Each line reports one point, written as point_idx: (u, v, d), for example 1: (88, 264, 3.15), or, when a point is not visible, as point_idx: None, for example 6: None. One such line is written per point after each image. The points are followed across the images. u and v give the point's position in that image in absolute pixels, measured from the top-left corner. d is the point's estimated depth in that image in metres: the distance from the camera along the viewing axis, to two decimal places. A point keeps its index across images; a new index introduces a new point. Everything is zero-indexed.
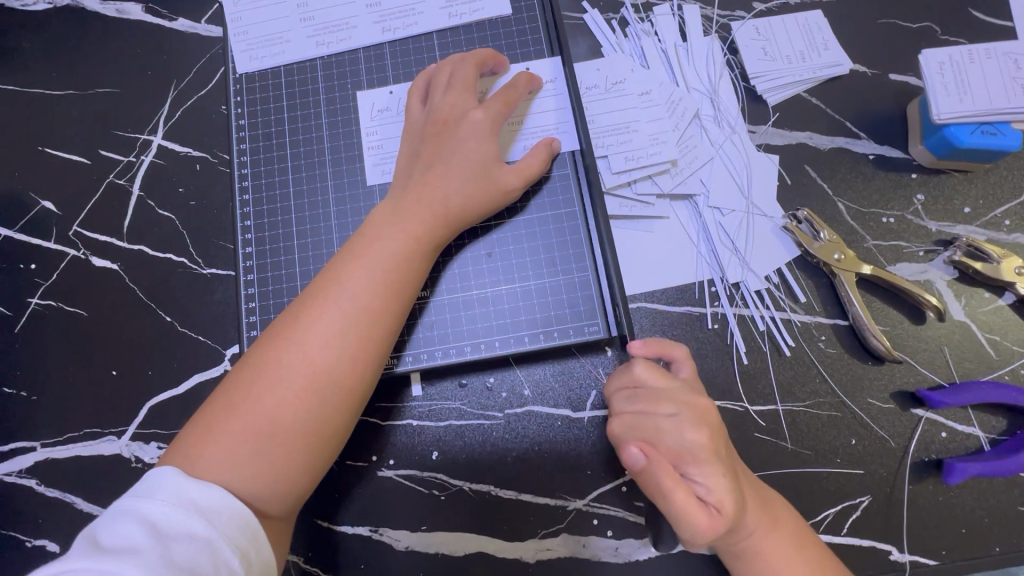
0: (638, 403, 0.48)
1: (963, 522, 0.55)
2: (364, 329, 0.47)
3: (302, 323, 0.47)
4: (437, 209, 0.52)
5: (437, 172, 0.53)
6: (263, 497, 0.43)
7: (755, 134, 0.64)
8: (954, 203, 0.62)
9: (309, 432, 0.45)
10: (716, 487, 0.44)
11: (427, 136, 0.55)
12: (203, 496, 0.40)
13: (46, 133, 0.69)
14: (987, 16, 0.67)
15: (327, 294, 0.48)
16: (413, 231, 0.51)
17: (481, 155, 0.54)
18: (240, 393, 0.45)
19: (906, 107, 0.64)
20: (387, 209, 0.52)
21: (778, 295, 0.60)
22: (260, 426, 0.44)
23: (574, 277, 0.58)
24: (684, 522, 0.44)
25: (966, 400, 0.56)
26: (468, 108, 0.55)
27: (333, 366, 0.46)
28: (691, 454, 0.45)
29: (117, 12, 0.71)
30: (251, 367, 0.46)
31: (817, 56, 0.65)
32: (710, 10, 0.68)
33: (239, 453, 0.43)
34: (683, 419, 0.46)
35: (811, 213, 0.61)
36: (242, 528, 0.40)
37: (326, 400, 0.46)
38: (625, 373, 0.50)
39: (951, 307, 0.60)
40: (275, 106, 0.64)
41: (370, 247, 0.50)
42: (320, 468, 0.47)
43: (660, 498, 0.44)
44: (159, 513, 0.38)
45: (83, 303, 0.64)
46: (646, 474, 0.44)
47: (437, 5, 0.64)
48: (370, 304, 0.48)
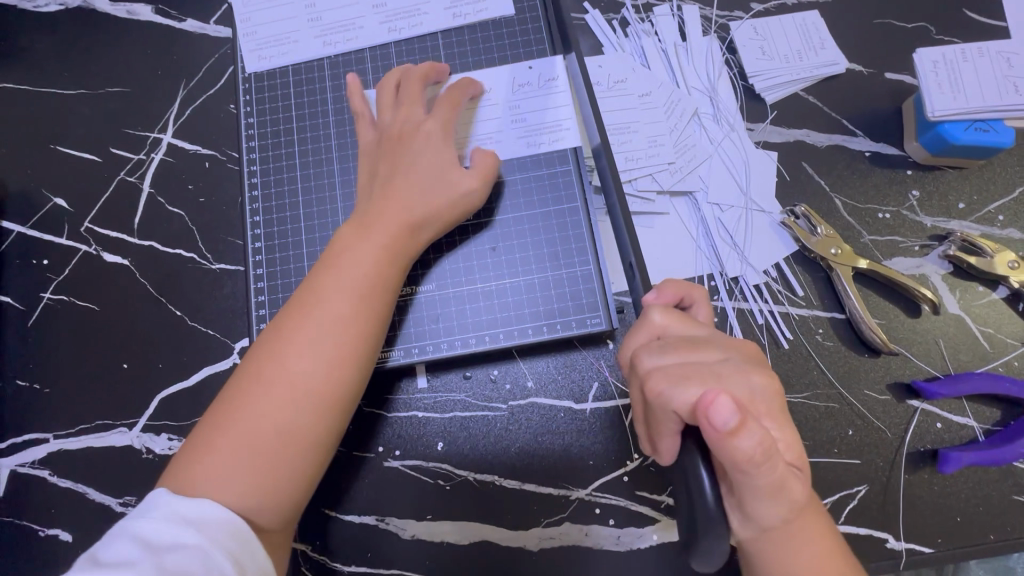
0: (676, 353, 0.40)
1: (958, 511, 0.57)
2: (346, 334, 0.48)
3: (276, 338, 0.48)
4: (402, 217, 0.53)
5: (401, 181, 0.55)
6: (266, 499, 0.45)
7: (753, 132, 0.66)
8: (949, 199, 0.63)
9: (306, 435, 0.46)
10: (783, 434, 0.39)
11: (385, 149, 0.57)
12: (192, 508, 0.41)
13: (58, 131, 0.70)
14: (981, 16, 0.68)
15: (299, 308, 0.49)
16: (383, 241, 0.52)
17: (442, 164, 0.56)
18: (231, 405, 0.46)
19: (901, 105, 0.65)
20: (356, 219, 0.53)
21: (776, 289, 0.62)
22: (257, 433, 0.45)
23: (576, 271, 0.59)
24: (776, 481, 0.36)
25: (960, 391, 0.57)
26: (420, 124, 0.57)
27: (313, 375, 0.47)
28: (763, 400, 0.39)
29: (127, 13, 0.73)
30: (233, 386, 0.47)
31: (814, 55, 0.66)
32: (709, 11, 0.69)
33: (237, 461, 0.44)
34: (739, 362, 0.40)
35: (807, 209, 0.62)
36: (235, 535, 0.41)
37: (311, 407, 0.46)
38: (646, 323, 0.43)
39: (946, 300, 0.61)
40: (283, 105, 0.65)
41: (338, 261, 0.51)
42: (314, 471, 0.47)
43: (756, 457, 0.34)
44: (151, 529, 0.40)
45: (95, 297, 0.66)
46: (742, 431, 0.34)
47: (441, 5, 0.66)
48: (343, 313, 0.49)
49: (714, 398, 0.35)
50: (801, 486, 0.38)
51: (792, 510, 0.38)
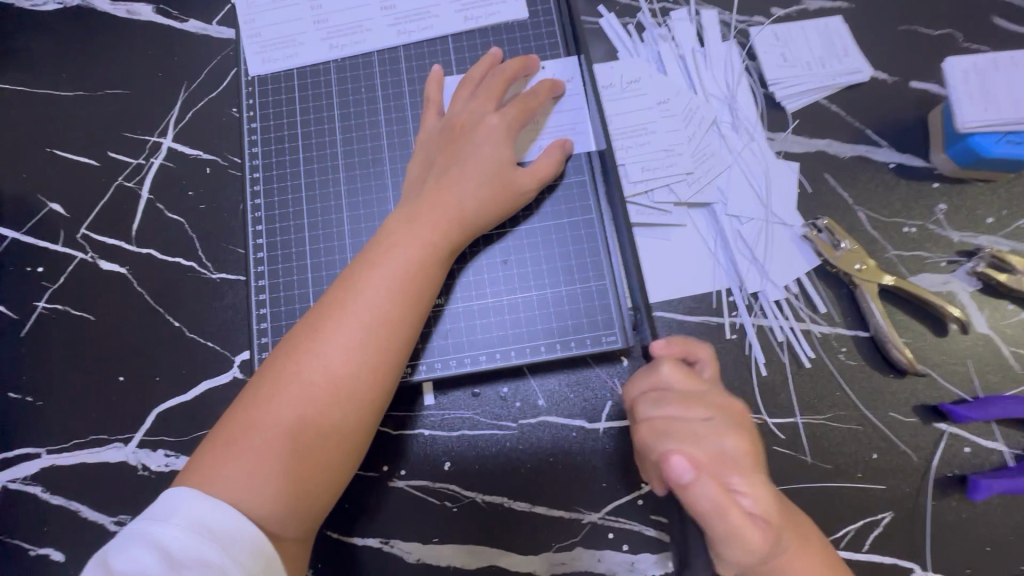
0: (666, 407, 0.44)
1: (988, 540, 0.54)
2: (382, 342, 0.47)
3: (319, 334, 0.46)
4: (453, 215, 0.51)
5: (452, 178, 0.53)
6: (282, 517, 0.42)
7: (774, 141, 0.63)
8: (977, 213, 0.61)
9: (331, 446, 0.44)
10: (753, 491, 0.42)
11: (444, 142, 0.55)
12: (216, 518, 0.39)
13: (56, 134, 0.68)
14: (1011, 23, 0.66)
15: (344, 302, 0.47)
16: (430, 237, 0.50)
17: (497, 158, 0.54)
18: (258, 406, 0.44)
19: (927, 116, 0.63)
20: (401, 217, 0.51)
21: (797, 306, 0.59)
22: (280, 441, 0.43)
23: (591, 286, 0.57)
24: (737, 533, 0.39)
25: (991, 415, 0.55)
26: (483, 114, 0.55)
27: (353, 377, 0.45)
28: (733, 459, 0.42)
29: (128, 12, 0.70)
30: (268, 380, 0.45)
31: (838, 63, 0.64)
32: (729, 15, 0.67)
33: (258, 470, 0.42)
34: (721, 425, 0.43)
35: (831, 222, 0.59)
36: (254, 552, 0.39)
37: (346, 412, 0.45)
38: (649, 374, 0.46)
39: (974, 319, 0.59)
40: (287, 109, 0.63)
41: (386, 255, 0.49)
42: (339, 481, 0.46)
43: (711, 509, 0.39)
44: (171, 538, 0.38)
45: (91, 307, 0.63)
46: (695, 486, 0.39)
47: (453, 8, 0.64)
48: (388, 314, 0.47)
49: (671, 457, 0.40)
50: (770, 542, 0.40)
51: (755, 560, 0.41)
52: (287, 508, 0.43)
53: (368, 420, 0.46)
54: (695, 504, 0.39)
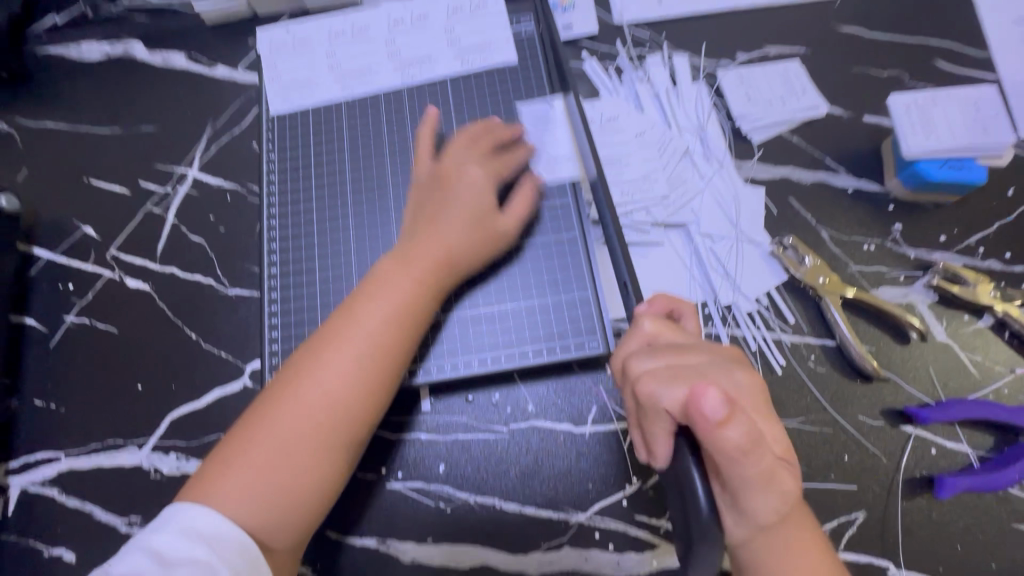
0: (662, 354, 0.42)
1: (959, 538, 0.57)
2: (375, 373, 0.51)
3: (318, 364, 0.50)
4: (440, 255, 0.56)
5: (440, 222, 0.58)
6: (275, 531, 0.47)
7: (741, 169, 0.70)
8: (930, 232, 0.66)
9: (326, 467, 0.49)
10: (771, 429, 0.40)
11: (432, 189, 0.60)
12: (206, 524, 0.44)
13: (93, 166, 0.75)
14: (950, 65, 0.74)
15: (341, 334, 0.51)
16: (420, 276, 0.55)
17: (481, 208, 0.59)
18: (259, 428, 0.48)
19: (880, 146, 0.70)
20: (396, 255, 0.56)
21: (767, 317, 0.64)
22: (279, 461, 0.47)
23: (575, 296, 0.62)
24: (764, 471, 0.36)
25: (953, 416, 0.58)
26: (469, 168, 0.61)
27: (342, 403, 0.49)
28: (747, 395, 0.40)
29: (163, 60, 0.79)
30: (269, 402, 0.49)
31: (796, 100, 0.72)
32: (698, 60, 0.75)
33: (257, 488, 0.47)
34: (722, 362, 0.42)
35: (795, 240, 0.65)
36: (241, 552, 0.44)
37: (335, 433, 0.49)
38: (636, 331, 0.45)
39: (933, 328, 0.63)
40: (303, 142, 0.70)
41: (381, 292, 0.54)
42: (324, 499, 0.49)
43: (746, 446, 0.35)
44: (164, 543, 0.43)
45: (115, 321, 0.69)
46: (731, 422, 0.35)
47: (452, 55, 0.72)
48: (381, 348, 0.52)
49: (705, 390, 0.36)
50: (790, 477, 0.38)
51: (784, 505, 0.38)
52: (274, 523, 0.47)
53: (355, 439, 0.51)
54: (723, 445, 0.35)
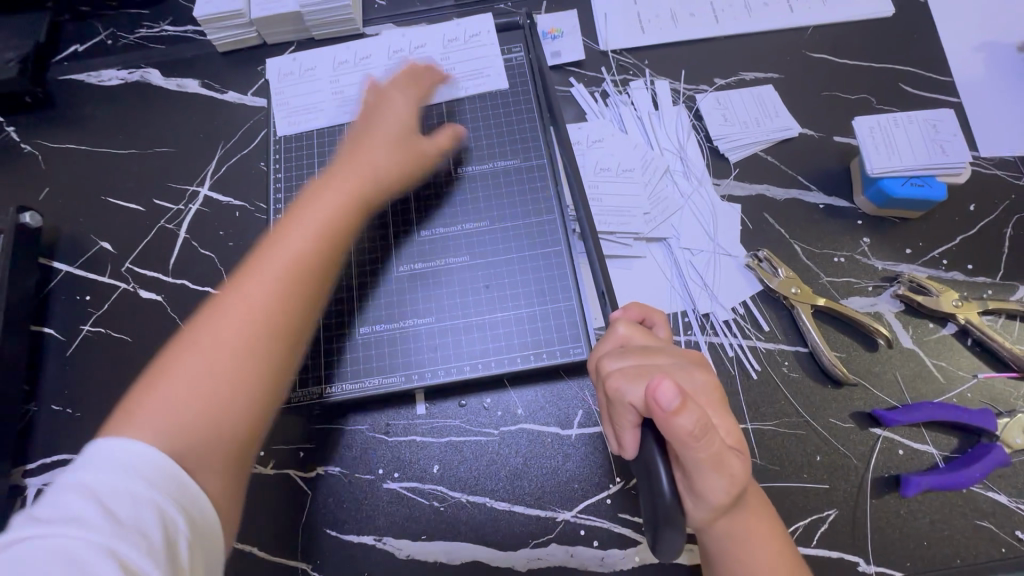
0: (631, 356, 0.47)
1: (926, 535, 0.60)
2: (296, 271, 0.53)
3: (241, 278, 0.53)
4: (363, 177, 0.62)
5: (365, 148, 0.64)
6: (202, 435, 0.46)
7: (719, 186, 0.74)
8: (897, 245, 0.70)
9: (250, 366, 0.49)
10: (725, 424, 0.45)
11: (355, 127, 0.67)
12: (142, 459, 0.41)
13: (111, 184, 0.80)
14: (915, 88, 0.79)
15: (265, 252, 0.54)
16: (343, 192, 0.60)
17: (407, 125, 0.67)
18: (188, 342, 0.49)
19: (849, 165, 0.74)
20: (319, 182, 0.61)
21: (743, 325, 0.68)
22: (207, 364, 0.48)
23: (561, 305, 0.66)
24: (714, 456, 0.40)
25: (917, 418, 0.62)
26: (394, 96, 0.69)
27: (267, 313, 0.51)
28: (705, 394, 0.45)
29: (177, 86, 0.85)
30: (199, 320, 0.51)
31: (770, 121, 0.76)
32: (678, 85, 0.80)
33: (186, 393, 0.47)
34: (685, 363, 0.47)
35: (769, 253, 0.69)
36: (181, 488, 0.42)
37: (263, 343, 0.50)
38: (612, 334, 0.50)
39: (900, 336, 0.67)
40: (308, 162, 0.75)
41: (302, 212, 0.58)
42: (246, 414, 0.49)
43: (696, 432, 0.39)
44: (94, 483, 0.39)
45: (129, 330, 0.73)
46: (684, 410, 0.39)
47: (448, 82, 0.77)
48: (306, 251, 0.55)
49: (661, 382, 0.40)
50: (740, 464, 0.42)
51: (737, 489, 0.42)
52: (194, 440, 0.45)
53: (278, 347, 0.51)
54: (678, 433, 0.39)
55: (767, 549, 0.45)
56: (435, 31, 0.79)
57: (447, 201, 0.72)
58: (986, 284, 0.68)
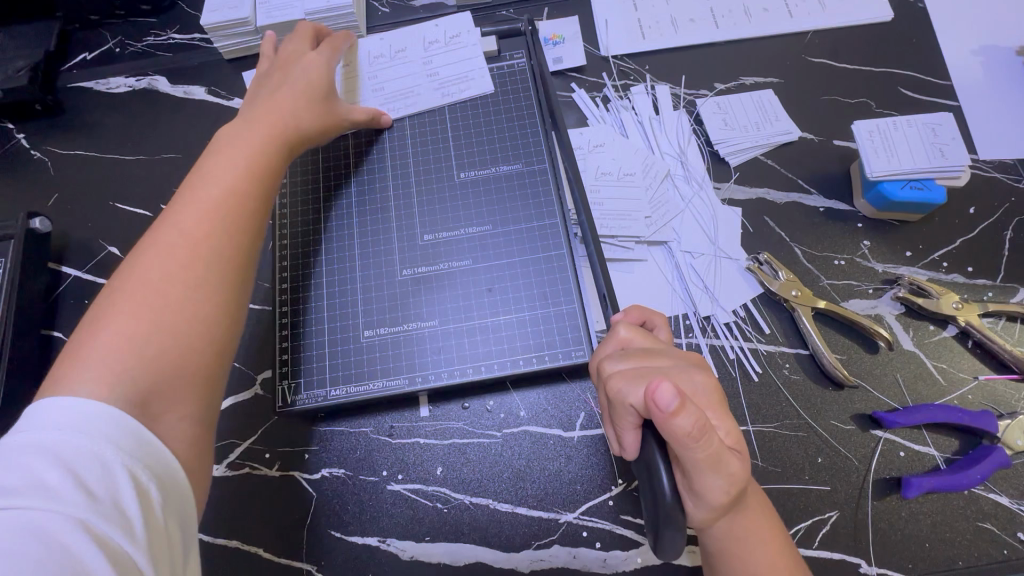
0: (631, 358, 0.47)
1: (927, 536, 0.60)
2: (231, 203, 0.54)
3: (166, 220, 0.52)
4: (284, 120, 0.63)
5: (280, 96, 0.66)
6: (155, 369, 0.45)
7: (720, 190, 0.75)
8: (897, 248, 0.71)
9: (197, 296, 0.49)
10: (725, 424, 0.45)
11: (269, 79, 0.68)
12: (92, 413, 0.40)
13: (119, 190, 0.81)
14: (915, 92, 0.79)
15: (191, 194, 0.54)
16: (266, 131, 0.61)
17: (321, 78, 0.69)
18: (120, 285, 0.48)
19: (849, 168, 0.75)
20: (235, 127, 0.62)
21: (744, 328, 0.68)
22: (149, 301, 0.47)
23: (563, 309, 0.66)
24: (714, 457, 0.41)
25: (917, 420, 0.62)
26: (308, 51, 0.72)
27: (206, 246, 0.51)
28: (705, 395, 0.45)
29: (185, 93, 0.86)
30: (126, 266, 0.50)
31: (770, 125, 0.77)
32: (679, 90, 0.81)
33: (130, 330, 0.46)
34: (686, 365, 0.47)
35: (770, 256, 0.70)
36: (140, 444, 0.41)
37: (207, 271, 0.50)
38: (613, 336, 0.50)
39: (901, 338, 0.67)
40: (312, 164, 0.75)
41: (225, 153, 0.58)
42: (203, 346, 0.48)
43: (694, 433, 0.39)
44: (44, 442, 0.38)
45: None
46: (682, 411, 0.39)
47: (432, 86, 0.78)
48: (237, 183, 0.56)
49: (658, 384, 0.40)
50: (740, 464, 0.43)
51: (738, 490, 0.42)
52: (146, 377, 0.44)
53: (225, 275, 0.51)
54: (676, 433, 0.40)
55: (768, 549, 0.46)
56: (414, 34, 0.80)
57: (449, 204, 0.72)
58: (986, 286, 0.69)
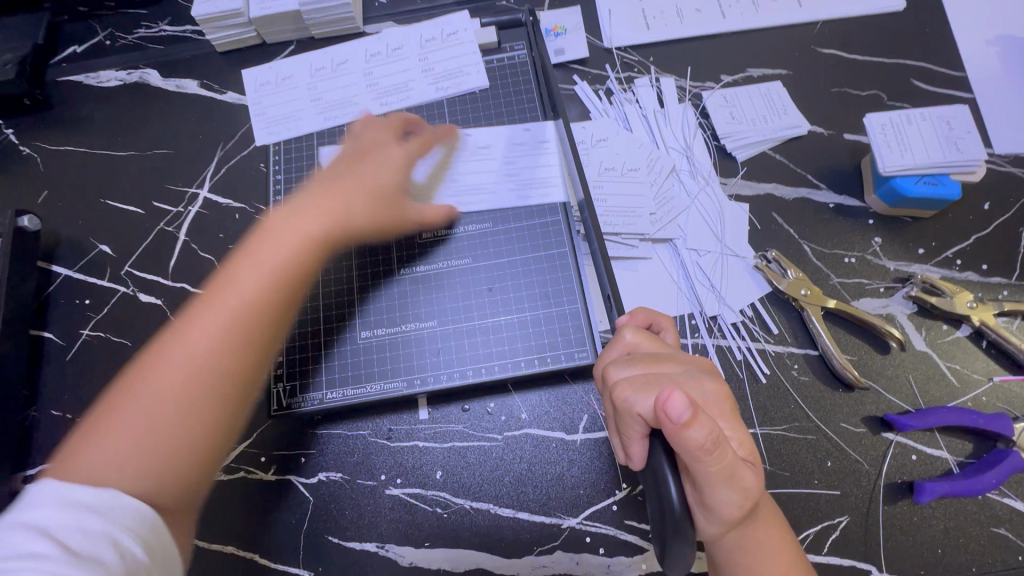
0: (638, 364, 0.45)
1: (940, 542, 0.58)
2: (251, 322, 0.50)
3: (189, 319, 0.49)
4: (336, 211, 0.57)
5: (343, 188, 0.59)
6: (140, 487, 0.42)
7: (727, 186, 0.73)
8: (909, 245, 0.69)
9: (198, 417, 0.46)
10: (736, 433, 0.43)
11: (346, 159, 0.63)
12: (89, 493, 0.40)
13: (110, 187, 0.79)
14: (928, 84, 0.77)
15: (218, 293, 0.50)
16: (309, 231, 0.55)
17: (391, 187, 0.62)
18: (128, 387, 0.46)
19: (859, 163, 0.73)
20: (286, 212, 0.57)
21: (752, 328, 0.67)
22: (148, 416, 0.45)
23: (566, 309, 0.65)
24: (726, 470, 0.39)
25: (931, 423, 0.60)
26: (391, 150, 0.65)
27: (215, 360, 0.48)
28: (716, 404, 0.43)
29: (177, 87, 0.84)
30: (141, 363, 0.47)
31: (779, 119, 0.74)
32: (684, 82, 0.79)
33: (122, 442, 0.43)
34: (695, 372, 0.45)
35: (778, 254, 0.68)
36: (138, 519, 0.40)
37: (206, 392, 0.47)
38: (618, 340, 0.49)
39: (913, 338, 0.65)
40: (308, 163, 0.75)
41: (263, 246, 0.54)
42: (194, 469, 0.45)
43: (708, 445, 0.38)
44: (44, 518, 0.37)
45: (129, 334, 0.72)
46: (695, 422, 0.38)
47: (427, 81, 0.76)
48: (262, 298, 0.51)
49: (670, 394, 0.38)
50: (752, 476, 0.41)
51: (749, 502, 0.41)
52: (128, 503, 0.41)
53: (232, 398, 0.48)
54: (688, 445, 0.38)
55: (778, 561, 0.45)
56: (411, 31, 0.78)
57: None
58: (1001, 284, 0.67)
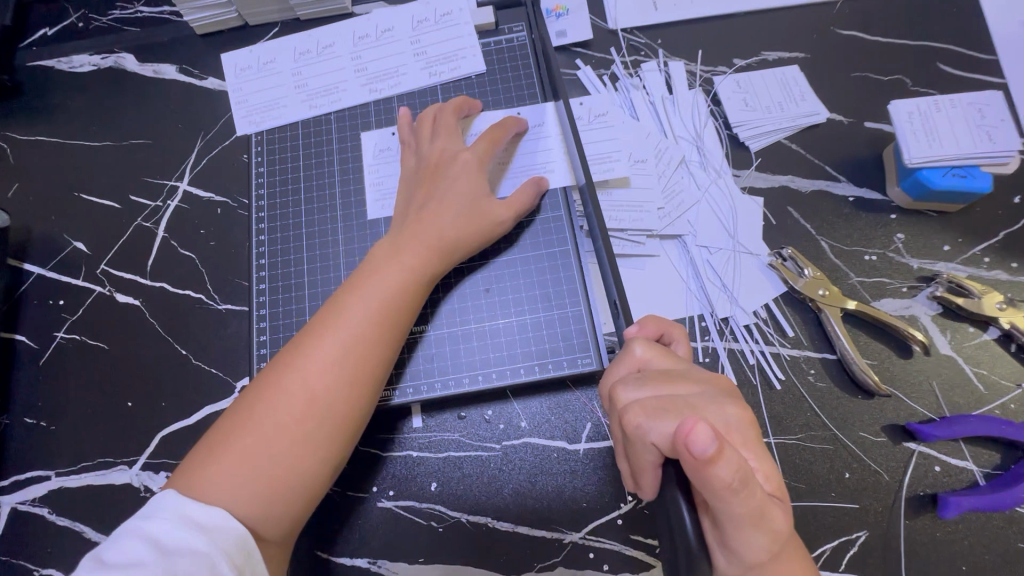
0: (651, 385, 0.42)
1: (964, 559, 0.55)
2: (360, 357, 0.50)
3: (302, 351, 0.49)
4: (433, 240, 0.56)
5: (431, 210, 0.58)
6: (258, 517, 0.44)
7: (739, 178, 0.68)
8: (934, 242, 0.65)
9: (306, 453, 0.47)
10: (762, 465, 0.39)
11: (421, 178, 0.60)
12: (204, 514, 0.41)
13: (85, 180, 0.75)
14: (955, 69, 0.72)
15: (324, 326, 0.50)
16: (409, 264, 0.55)
17: (475, 198, 0.59)
18: (241, 417, 0.47)
19: (882, 153, 0.68)
20: (385, 246, 0.56)
21: (766, 330, 0.63)
22: (259, 451, 0.45)
23: (569, 312, 0.61)
24: (753, 510, 0.35)
25: (957, 433, 0.56)
26: (460, 153, 0.60)
27: (330, 397, 0.48)
28: (739, 431, 0.39)
29: (154, 72, 0.79)
30: (255, 391, 0.48)
31: (795, 106, 0.70)
32: (694, 66, 0.74)
33: (236, 474, 0.44)
34: (714, 395, 0.41)
35: (794, 251, 0.64)
36: (239, 545, 0.41)
37: (320, 429, 0.47)
38: (628, 356, 0.45)
39: (936, 341, 0.61)
40: (292, 156, 0.71)
41: (370, 281, 0.53)
42: (305, 503, 0.47)
43: (734, 484, 0.34)
44: (164, 532, 0.39)
45: (106, 337, 0.68)
46: (721, 458, 0.33)
47: (419, 66, 0.71)
48: (368, 334, 0.51)
49: (693, 425, 0.34)
50: (781, 515, 0.37)
51: (777, 544, 0.36)
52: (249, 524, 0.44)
53: (342, 434, 0.49)
54: (712, 483, 0.34)
55: None
56: (403, 12, 0.73)
57: None
58: None
